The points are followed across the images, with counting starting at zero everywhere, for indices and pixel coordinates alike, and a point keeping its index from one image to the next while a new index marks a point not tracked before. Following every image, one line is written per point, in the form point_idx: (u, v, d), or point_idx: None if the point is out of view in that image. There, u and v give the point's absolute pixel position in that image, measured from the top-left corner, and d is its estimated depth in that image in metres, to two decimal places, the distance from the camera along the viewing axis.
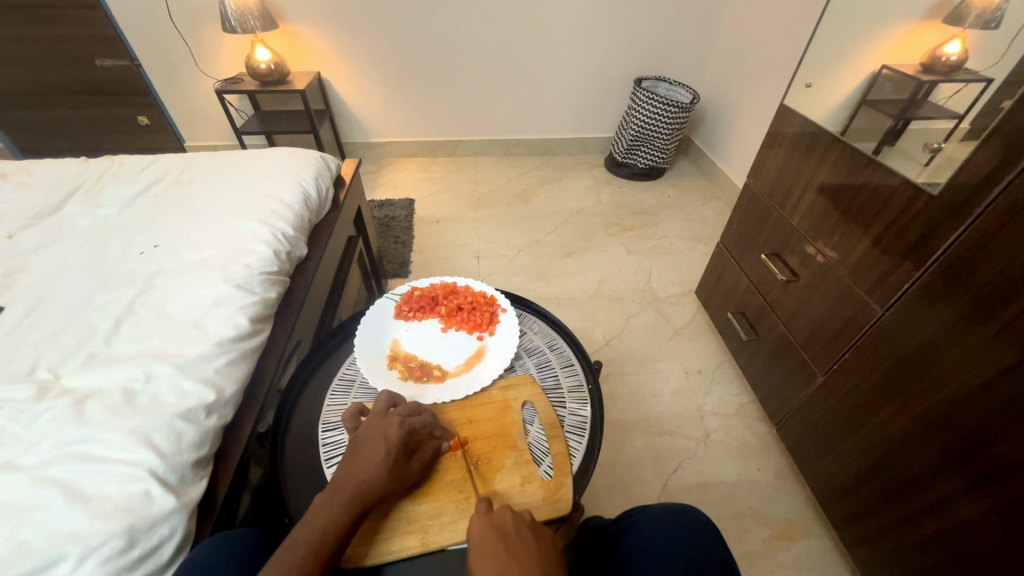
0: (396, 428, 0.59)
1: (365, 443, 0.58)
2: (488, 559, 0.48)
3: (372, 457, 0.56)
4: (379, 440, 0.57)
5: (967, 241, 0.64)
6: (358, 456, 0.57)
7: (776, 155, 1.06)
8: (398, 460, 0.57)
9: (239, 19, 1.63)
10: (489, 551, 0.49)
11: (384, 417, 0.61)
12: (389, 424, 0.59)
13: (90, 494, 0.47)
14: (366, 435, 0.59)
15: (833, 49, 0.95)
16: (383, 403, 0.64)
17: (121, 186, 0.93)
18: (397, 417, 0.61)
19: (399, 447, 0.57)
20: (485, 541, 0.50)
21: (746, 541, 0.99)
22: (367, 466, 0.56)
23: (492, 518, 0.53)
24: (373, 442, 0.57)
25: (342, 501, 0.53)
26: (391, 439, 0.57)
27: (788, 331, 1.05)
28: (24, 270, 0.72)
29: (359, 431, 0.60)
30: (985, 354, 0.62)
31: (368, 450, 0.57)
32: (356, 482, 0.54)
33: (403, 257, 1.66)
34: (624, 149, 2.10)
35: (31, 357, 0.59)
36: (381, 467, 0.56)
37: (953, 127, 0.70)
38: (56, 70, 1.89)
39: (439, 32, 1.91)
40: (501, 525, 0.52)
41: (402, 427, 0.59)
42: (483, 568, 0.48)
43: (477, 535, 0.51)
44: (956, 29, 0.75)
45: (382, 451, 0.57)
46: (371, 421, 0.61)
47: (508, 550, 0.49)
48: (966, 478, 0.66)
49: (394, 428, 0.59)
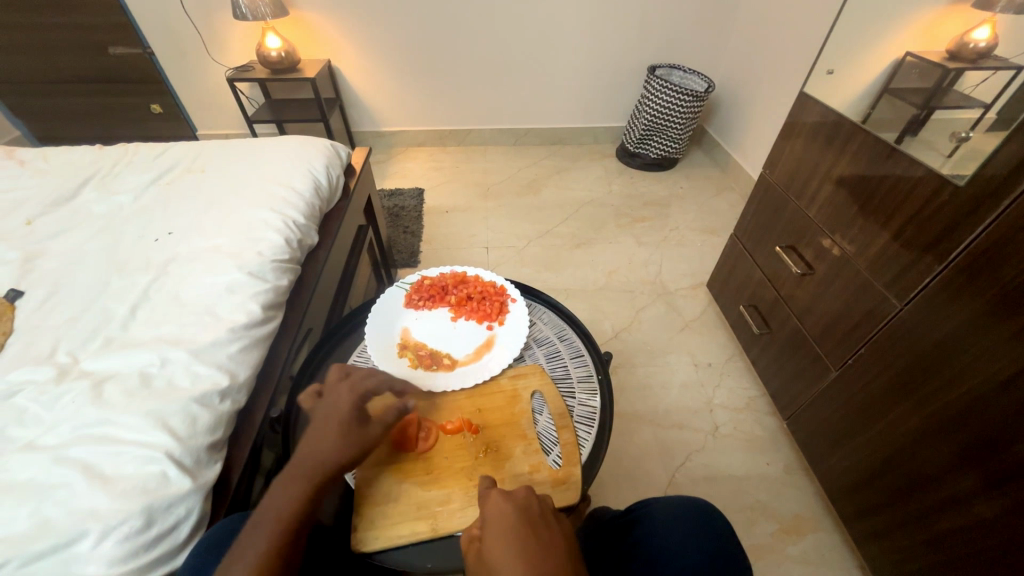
0: (347, 397, 0.60)
1: (321, 416, 0.59)
2: (511, 542, 0.48)
3: (327, 429, 0.57)
4: (331, 412, 0.59)
5: (994, 234, 0.62)
6: (313, 431, 0.57)
7: (793, 145, 1.04)
8: (354, 427, 0.58)
9: (250, 6, 1.62)
10: (514, 533, 0.49)
11: (336, 387, 0.62)
12: (339, 394, 0.60)
13: (109, 474, 0.48)
14: (320, 408, 0.60)
15: (856, 36, 0.92)
16: (337, 373, 0.64)
17: (136, 173, 0.94)
18: (347, 386, 0.61)
19: (351, 415, 0.58)
20: (510, 522, 0.50)
21: (753, 535, 0.99)
22: (322, 438, 0.56)
23: (517, 499, 0.52)
24: (325, 417, 0.58)
25: (303, 473, 0.54)
26: (342, 408, 0.59)
27: (801, 325, 1.04)
28: (42, 255, 0.74)
29: (315, 407, 0.61)
30: (1006, 351, 0.60)
31: (323, 422, 0.58)
32: (315, 453, 0.55)
33: (413, 246, 1.67)
34: (636, 139, 2.07)
35: (51, 340, 0.60)
36: (337, 437, 0.57)
37: (981, 116, 0.68)
38: (70, 58, 1.91)
39: (450, 19, 1.89)
40: (528, 505, 0.52)
41: (353, 395, 0.60)
42: (506, 551, 0.47)
43: (500, 510, 0.51)
44: (985, 15, 0.72)
45: (334, 424, 0.57)
46: (324, 394, 0.62)
47: (533, 534, 0.49)
48: (981, 476, 0.65)
49: (346, 397, 0.60)
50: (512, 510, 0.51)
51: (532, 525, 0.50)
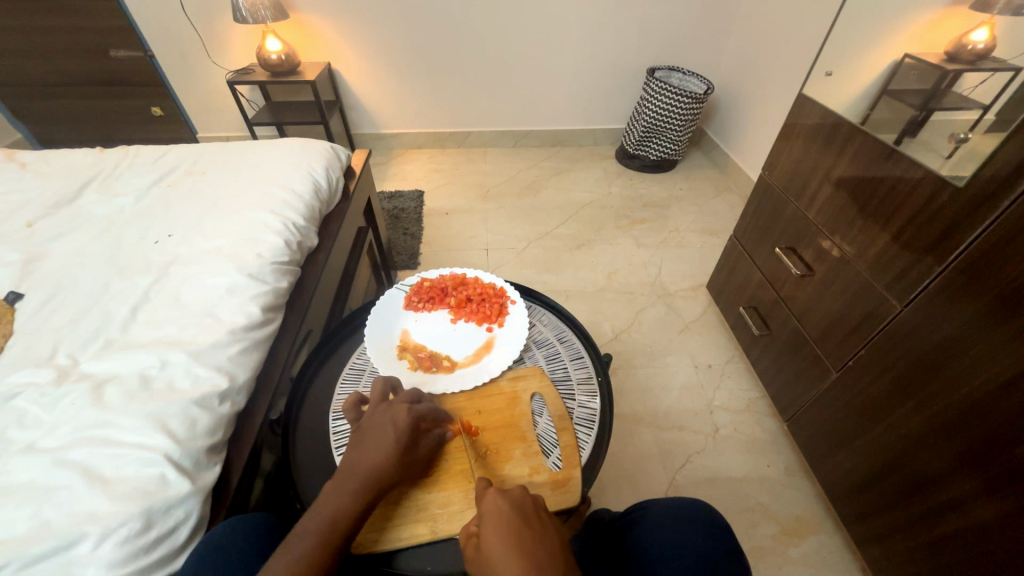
0: (404, 414, 0.59)
1: (374, 431, 0.58)
2: (508, 540, 0.48)
3: (381, 446, 0.56)
4: (387, 428, 0.57)
5: (993, 235, 0.62)
6: (366, 445, 0.57)
7: (792, 147, 1.04)
8: (407, 446, 0.57)
9: (250, 9, 1.63)
10: (511, 531, 0.48)
11: (393, 404, 0.61)
12: (396, 411, 0.59)
13: (108, 477, 0.48)
14: (372, 422, 0.59)
15: (855, 38, 0.93)
16: (383, 388, 0.64)
17: (136, 176, 0.94)
18: (404, 404, 0.60)
19: (407, 432, 0.58)
20: (506, 520, 0.50)
21: (754, 537, 0.99)
22: (376, 454, 0.56)
23: (512, 496, 0.52)
24: (380, 430, 0.58)
25: (353, 489, 0.54)
26: (400, 426, 0.58)
27: (801, 326, 1.04)
28: (43, 258, 0.74)
29: (365, 419, 0.60)
30: (1006, 352, 0.60)
31: (376, 438, 0.57)
32: (366, 470, 0.55)
33: (413, 248, 1.67)
34: (636, 141, 2.07)
35: (50, 343, 0.60)
36: (391, 454, 0.56)
37: (979, 117, 0.68)
38: (71, 61, 1.91)
39: (449, 22, 1.89)
40: (522, 503, 0.52)
41: (409, 413, 0.59)
42: (503, 549, 0.47)
43: (497, 508, 0.51)
44: (984, 16, 0.72)
45: (391, 439, 0.57)
46: (376, 408, 0.61)
47: (529, 532, 0.49)
48: (983, 477, 0.65)
49: (402, 414, 0.59)
50: (508, 508, 0.50)
51: (528, 524, 0.49)
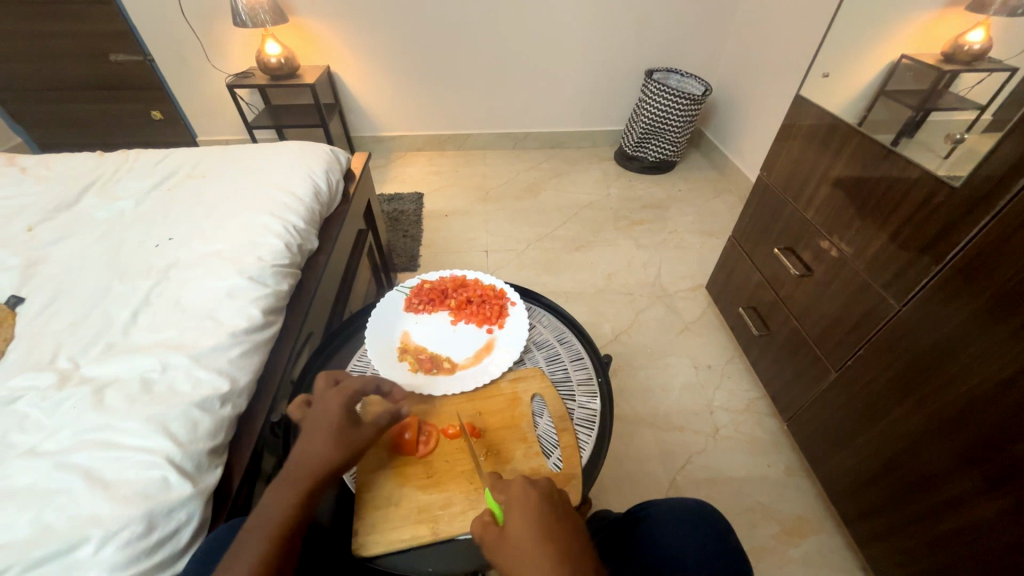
0: (335, 401, 0.60)
1: (308, 424, 0.58)
2: (536, 528, 0.48)
3: (318, 434, 0.57)
4: (323, 417, 0.58)
5: (990, 234, 0.63)
6: (304, 438, 0.57)
7: (790, 148, 1.04)
8: (345, 431, 0.58)
9: (249, 13, 1.63)
10: (539, 520, 0.49)
11: (327, 394, 0.61)
12: (329, 399, 0.60)
13: (110, 480, 0.48)
14: (310, 414, 0.59)
15: (851, 40, 0.93)
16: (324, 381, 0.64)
17: (136, 180, 0.94)
18: (336, 391, 0.61)
19: (340, 420, 0.58)
20: (535, 507, 0.50)
21: (755, 537, 0.99)
22: (315, 444, 0.56)
23: (539, 487, 0.53)
24: (314, 421, 0.58)
25: (298, 479, 0.53)
26: (332, 413, 0.58)
27: (800, 326, 1.04)
28: (43, 262, 0.74)
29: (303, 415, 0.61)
30: (1003, 350, 0.61)
31: (313, 429, 0.57)
32: (309, 459, 0.55)
33: (412, 250, 1.67)
34: (635, 142, 2.08)
35: (52, 347, 0.60)
36: (329, 441, 0.56)
37: (976, 118, 0.68)
38: (71, 65, 1.92)
39: (448, 24, 1.90)
40: (550, 492, 0.53)
41: (341, 399, 0.60)
42: (530, 538, 0.47)
43: (523, 496, 0.52)
44: (979, 17, 0.73)
45: (324, 428, 0.57)
46: (315, 400, 0.61)
47: (557, 521, 0.50)
48: (982, 476, 0.65)
49: (334, 402, 0.60)
50: (535, 495, 0.51)
51: (553, 512, 0.50)
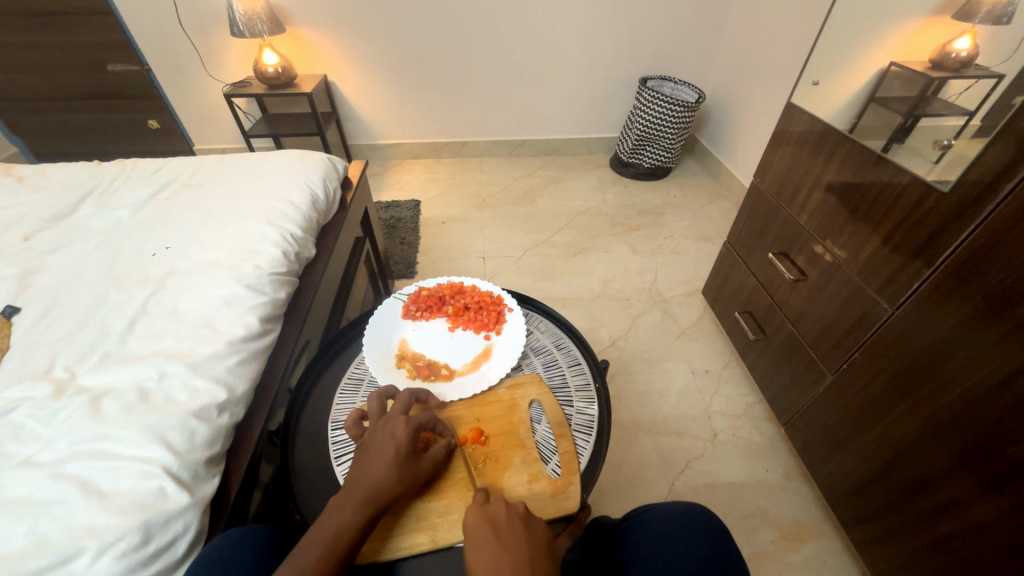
0: (403, 426, 0.58)
1: (374, 445, 0.57)
2: (481, 554, 0.49)
3: (382, 459, 0.55)
4: (387, 441, 0.57)
5: (979, 238, 0.64)
6: (368, 457, 0.56)
7: (782, 154, 1.06)
8: (407, 458, 0.57)
9: (247, 23, 1.65)
10: (485, 546, 0.50)
11: (391, 417, 0.60)
12: (396, 424, 0.58)
13: (107, 490, 0.48)
14: (374, 437, 0.58)
15: (840, 48, 0.95)
16: (378, 403, 0.63)
17: (134, 189, 0.94)
18: (403, 416, 0.60)
19: (407, 447, 0.57)
20: (479, 535, 0.51)
21: (754, 542, 0.98)
22: (376, 469, 0.55)
23: (485, 513, 0.53)
24: (381, 443, 0.57)
25: (356, 503, 0.52)
26: (400, 438, 0.57)
27: (796, 331, 1.05)
28: (40, 271, 0.74)
29: (366, 435, 0.59)
30: (997, 353, 0.61)
31: (376, 453, 0.56)
32: (368, 484, 0.54)
33: (409, 257, 1.68)
34: (630, 149, 2.10)
35: (47, 357, 0.60)
36: (392, 467, 0.55)
37: (964, 123, 0.70)
38: (69, 75, 1.92)
39: (444, 35, 1.92)
40: (495, 516, 0.52)
41: (408, 425, 0.59)
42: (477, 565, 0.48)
43: (471, 525, 0.52)
44: (965, 25, 0.74)
45: (392, 451, 0.56)
46: (375, 424, 0.60)
47: (501, 543, 0.50)
48: (979, 478, 0.65)
49: (402, 427, 0.58)
50: (479, 524, 0.52)
51: (498, 537, 0.50)
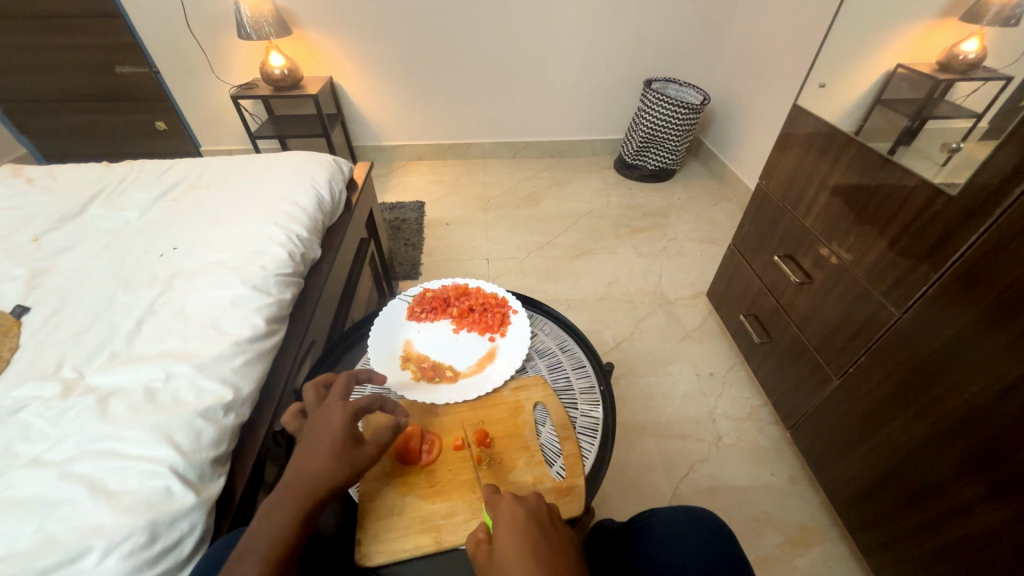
0: (339, 415, 0.56)
1: (313, 437, 0.55)
2: (522, 542, 0.48)
3: (318, 450, 0.53)
4: (323, 432, 0.55)
5: (988, 242, 0.63)
6: (305, 450, 0.54)
7: (788, 157, 1.06)
8: (346, 444, 0.54)
9: (254, 26, 1.66)
10: (526, 535, 0.49)
11: (328, 406, 0.58)
12: (330, 413, 0.57)
13: (114, 489, 0.48)
14: (311, 429, 0.56)
15: (847, 51, 0.95)
16: (314, 393, 0.61)
17: (141, 190, 0.95)
18: (338, 404, 0.58)
19: (344, 433, 0.55)
20: (521, 525, 0.50)
21: (759, 547, 0.98)
22: (312, 459, 0.53)
23: (528, 504, 0.52)
24: (318, 434, 0.55)
25: (295, 495, 0.50)
26: (335, 427, 0.55)
27: (801, 334, 1.04)
28: (49, 271, 0.75)
29: (305, 428, 0.57)
30: (1005, 358, 0.61)
31: (313, 444, 0.54)
32: (307, 476, 0.52)
33: (414, 258, 1.68)
34: (634, 151, 2.09)
35: (55, 356, 0.61)
36: (329, 455, 0.53)
37: (972, 126, 0.69)
38: (79, 77, 1.94)
39: (449, 37, 1.93)
40: (538, 510, 0.52)
41: (345, 412, 0.57)
42: (517, 551, 0.47)
43: (512, 513, 0.51)
44: (973, 27, 0.73)
45: (327, 440, 0.54)
46: (311, 415, 0.58)
47: (544, 536, 0.49)
48: (987, 483, 0.65)
49: (336, 416, 0.56)
50: (523, 513, 0.51)
51: (541, 529, 0.50)
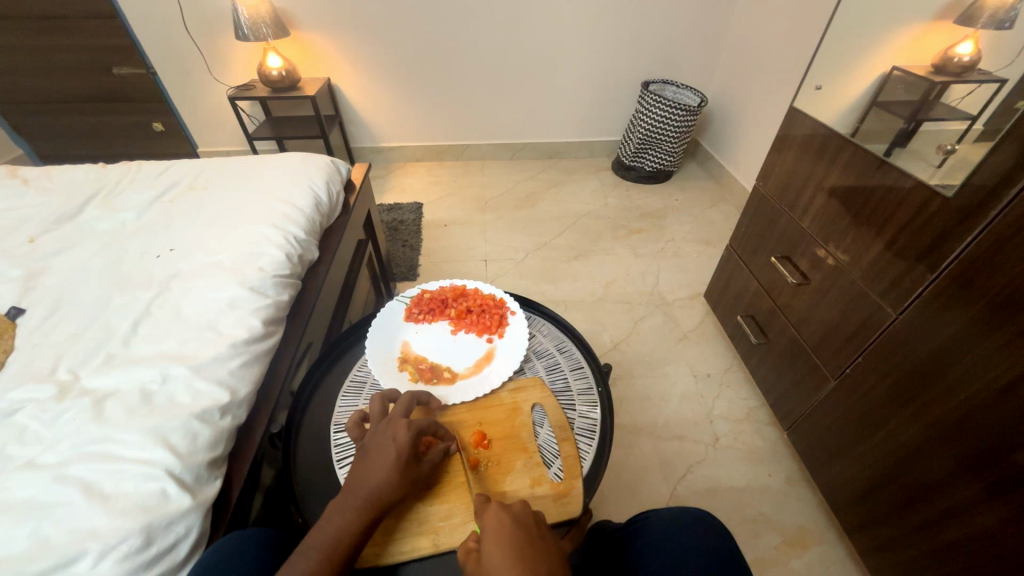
0: (404, 430, 0.58)
1: (375, 449, 0.57)
2: (509, 551, 0.47)
3: (382, 463, 0.55)
4: (388, 446, 0.56)
5: (983, 244, 0.64)
6: (368, 462, 0.55)
7: (785, 158, 1.06)
8: (410, 462, 0.56)
9: (252, 27, 1.66)
10: (514, 545, 0.48)
11: (392, 420, 0.60)
12: (397, 428, 0.58)
13: (109, 492, 0.48)
14: (373, 441, 0.58)
15: (842, 53, 0.95)
16: (380, 405, 0.63)
17: (138, 191, 0.95)
18: (403, 419, 0.60)
19: (408, 451, 0.57)
20: (509, 534, 0.49)
21: (756, 548, 0.98)
22: (376, 474, 0.54)
23: (516, 511, 0.52)
24: (382, 447, 0.56)
25: (355, 508, 0.52)
26: (401, 443, 0.56)
27: (798, 335, 1.05)
28: (45, 272, 0.74)
29: (366, 439, 0.59)
30: (1001, 358, 0.61)
31: (378, 457, 0.56)
32: (369, 488, 0.54)
33: (411, 260, 1.68)
34: (632, 152, 2.10)
35: (51, 358, 0.60)
36: (393, 472, 0.55)
37: (967, 128, 0.70)
38: (75, 78, 1.94)
39: (447, 39, 1.93)
40: (525, 518, 0.51)
41: (409, 429, 0.58)
42: (505, 561, 0.46)
43: (500, 521, 0.51)
44: (967, 30, 0.74)
45: (392, 456, 0.56)
46: (376, 426, 0.60)
47: (532, 546, 0.49)
48: (983, 485, 0.65)
49: (402, 431, 0.58)
50: (510, 520, 0.50)
51: (529, 538, 0.49)
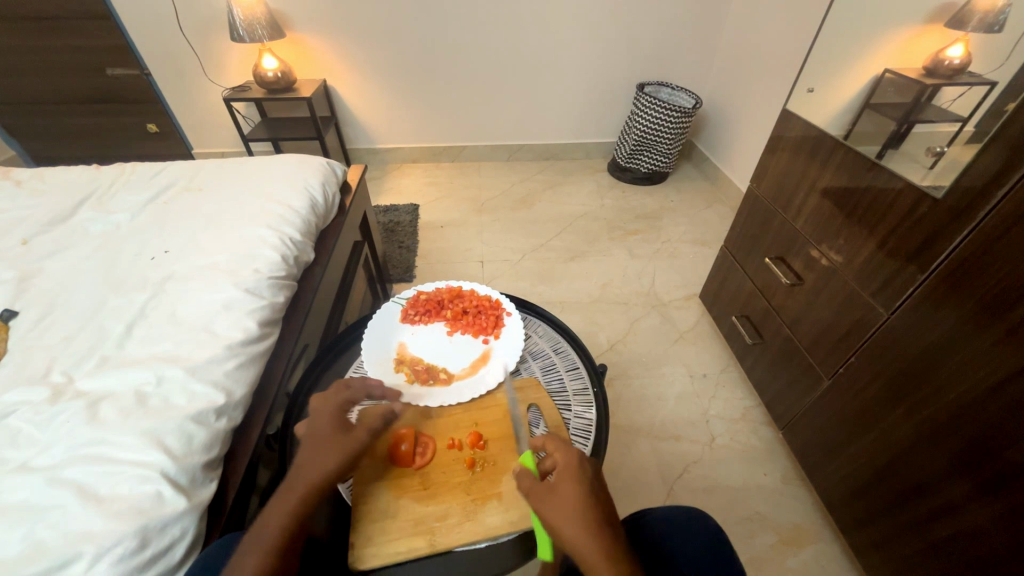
0: (323, 417, 0.61)
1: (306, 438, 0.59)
2: (580, 490, 0.55)
3: (309, 448, 0.58)
4: (313, 432, 0.59)
5: (972, 244, 0.65)
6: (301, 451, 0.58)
7: (778, 160, 1.07)
8: (338, 441, 0.59)
9: (247, 29, 1.65)
10: (585, 485, 0.55)
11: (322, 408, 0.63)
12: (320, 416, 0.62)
13: (103, 495, 0.48)
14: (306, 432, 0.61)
15: (835, 56, 0.96)
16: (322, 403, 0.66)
17: (132, 193, 0.94)
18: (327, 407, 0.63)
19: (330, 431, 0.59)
20: (581, 475, 0.56)
21: (753, 547, 0.98)
22: (306, 458, 0.57)
23: (586, 458, 0.59)
24: (308, 435, 0.59)
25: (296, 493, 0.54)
26: (321, 428, 0.60)
27: (792, 334, 1.06)
28: (38, 275, 0.74)
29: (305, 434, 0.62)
30: (991, 356, 0.62)
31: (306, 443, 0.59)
32: (303, 472, 0.55)
33: (408, 261, 1.68)
34: (627, 154, 2.11)
35: (44, 361, 0.60)
36: (324, 453, 0.57)
37: (957, 130, 0.70)
38: (69, 79, 1.93)
39: (443, 41, 1.93)
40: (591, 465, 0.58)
41: (327, 414, 0.61)
42: (578, 498, 0.54)
43: (571, 464, 0.57)
44: (958, 32, 0.75)
45: (318, 440, 0.58)
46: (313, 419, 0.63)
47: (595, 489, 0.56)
48: (973, 482, 0.66)
49: (323, 418, 0.61)
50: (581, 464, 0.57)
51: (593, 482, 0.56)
